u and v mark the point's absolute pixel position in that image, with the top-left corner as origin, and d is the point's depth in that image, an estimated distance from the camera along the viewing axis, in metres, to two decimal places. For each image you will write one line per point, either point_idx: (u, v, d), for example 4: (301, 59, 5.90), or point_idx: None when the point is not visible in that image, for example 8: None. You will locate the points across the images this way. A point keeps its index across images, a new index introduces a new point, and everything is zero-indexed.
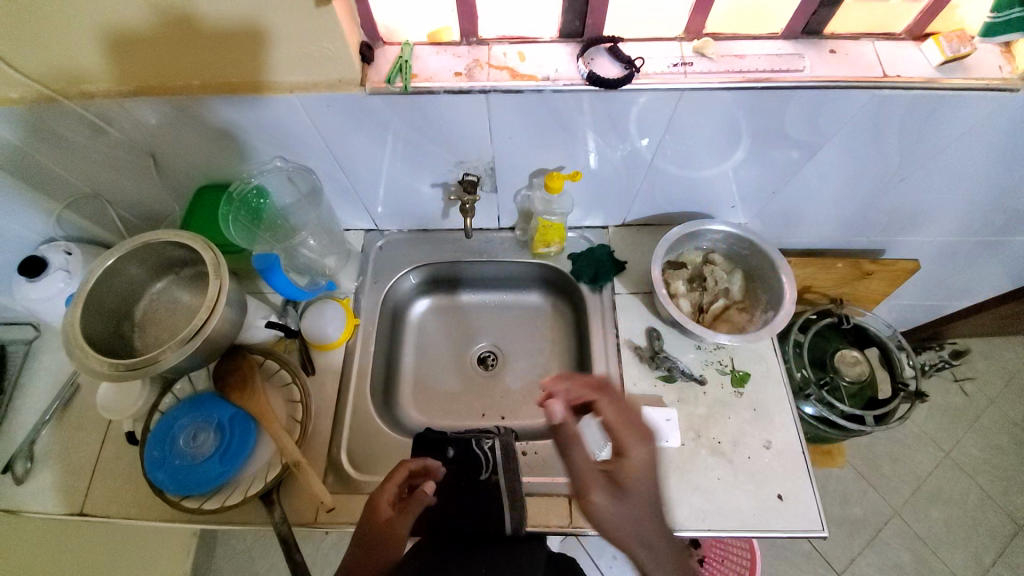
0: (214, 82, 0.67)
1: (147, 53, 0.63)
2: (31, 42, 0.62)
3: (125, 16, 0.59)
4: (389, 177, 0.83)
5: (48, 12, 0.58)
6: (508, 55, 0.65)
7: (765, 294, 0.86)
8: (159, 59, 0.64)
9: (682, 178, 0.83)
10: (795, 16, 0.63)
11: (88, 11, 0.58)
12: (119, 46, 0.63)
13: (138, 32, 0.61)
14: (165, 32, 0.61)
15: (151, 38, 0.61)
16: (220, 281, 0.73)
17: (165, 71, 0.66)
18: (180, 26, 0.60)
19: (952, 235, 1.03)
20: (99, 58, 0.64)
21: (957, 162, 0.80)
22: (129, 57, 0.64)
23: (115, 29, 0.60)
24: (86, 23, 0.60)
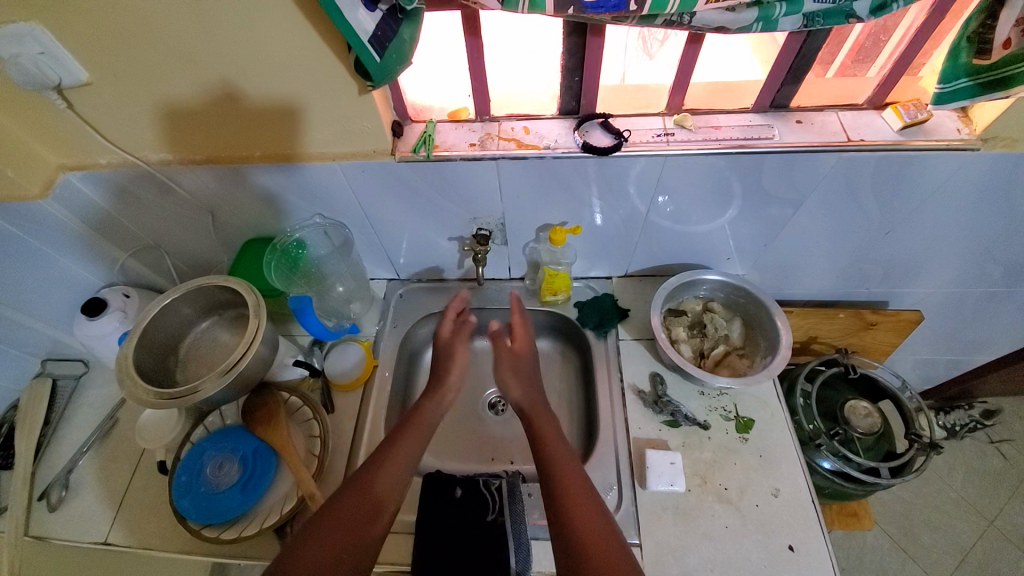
0: (262, 149, 0.79)
1: (209, 125, 0.76)
2: (122, 118, 0.75)
3: (199, 99, 0.72)
4: (411, 231, 0.93)
5: (140, 96, 0.72)
6: (515, 129, 0.76)
7: (764, 340, 0.89)
8: (220, 131, 0.77)
9: (676, 232, 0.91)
10: (762, 93, 0.72)
11: (170, 94, 0.71)
12: (189, 121, 0.76)
13: (207, 111, 0.74)
14: (228, 111, 0.74)
15: (216, 115, 0.74)
16: (259, 321, 0.81)
17: (222, 139, 0.78)
18: (239, 106, 0.72)
19: (952, 286, 1.06)
20: (171, 132, 0.77)
21: (941, 213, 0.84)
22: (195, 129, 0.77)
23: (188, 108, 0.74)
24: (166, 104, 0.73)
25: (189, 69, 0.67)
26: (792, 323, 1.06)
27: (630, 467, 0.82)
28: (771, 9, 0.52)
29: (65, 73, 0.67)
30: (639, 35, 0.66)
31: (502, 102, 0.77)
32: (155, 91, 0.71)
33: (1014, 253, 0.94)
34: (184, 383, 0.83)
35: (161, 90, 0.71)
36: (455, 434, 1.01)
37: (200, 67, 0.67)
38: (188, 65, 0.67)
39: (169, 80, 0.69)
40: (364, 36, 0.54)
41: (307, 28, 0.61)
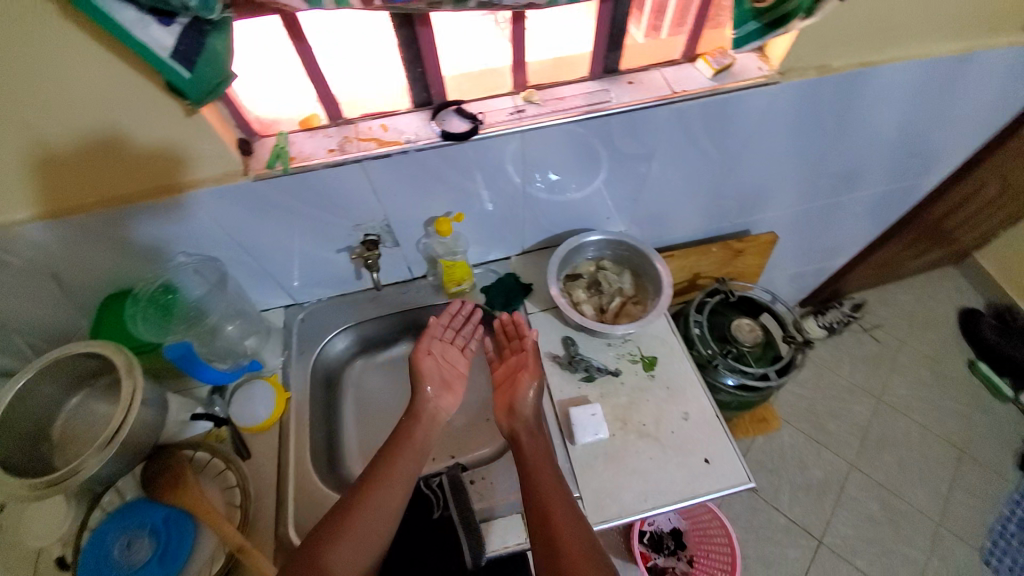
0: (130, 196, 0.73)
1: (61, 185, 0.69)
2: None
3: (34, 158, 0.65)
4: (294, 251, 0.90)
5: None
6: (372, 128, 0.75)
7: (652, 285, 0.98)
8: (75, 187, 0.70)
9: (555, 202, 0.96)
10: (592, 62, 0.79)
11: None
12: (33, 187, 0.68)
13: (47, 170, 0.67)
14: (71, 163, 0.67)
15: (60, 172, 0.67)
16: (134, 379, 0.74)
17: (76, 196, 0.71)
18: (81, 155, 0.66)
19: (797, 204, 1.22)
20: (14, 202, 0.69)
21: (769, 143, 0.97)
22: (45, 193, 0.69)
23: (24, 172, 0.66)
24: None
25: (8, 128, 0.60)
26: (677, 264, 1.17)
27: (559, 429, 0.87)
28: None
29: None
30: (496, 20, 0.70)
31: (354, 104, 0.76)
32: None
33: (833, 165, 1.11)
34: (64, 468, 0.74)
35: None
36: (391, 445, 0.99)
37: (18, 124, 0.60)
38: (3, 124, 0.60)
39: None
40: (164, 53, 0.52)
41: (106, 53, 0.56)
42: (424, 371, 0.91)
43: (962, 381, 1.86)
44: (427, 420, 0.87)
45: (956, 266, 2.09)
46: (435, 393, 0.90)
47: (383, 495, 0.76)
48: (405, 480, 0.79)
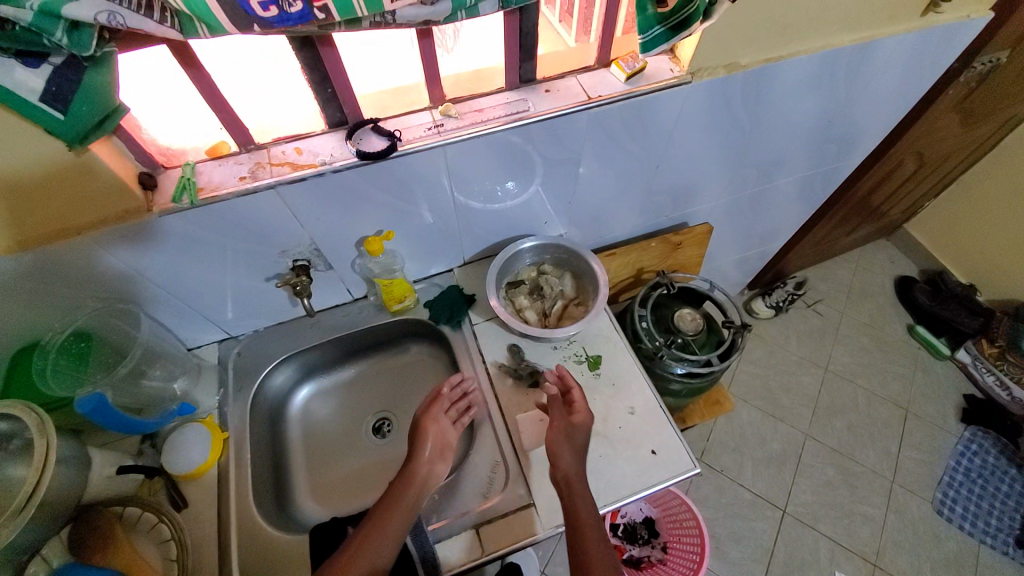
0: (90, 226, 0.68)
1: (11, 227, 0.65)
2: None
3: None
4: (220, 284, 0.86)
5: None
6: (286, 152, 0.73)
7: (591, 285, 0.99)
8: (27, 228, 0.66)
9: (489, 211, 0.96)
10: (508, 71, 0.79)
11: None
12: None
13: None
14: (10, 203, 0.62)
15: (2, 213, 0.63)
16: (47, 438, 0.69)
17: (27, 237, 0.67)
18: (17, 193, 0.61)
19: (728, 194, 1.27)
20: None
21: (691, 140, 1.01)
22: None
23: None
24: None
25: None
26: (619, 262, 1.19)
27: (508, 438, 0.87)
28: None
29: None
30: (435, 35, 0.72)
31: (265, 129, 0.74)
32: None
33: (757, 155, 1.16)
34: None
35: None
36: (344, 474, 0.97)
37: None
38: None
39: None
40: (34, 96, 0.49)
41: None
42: (428, 435, 0.82)
43: (898, 345, 1.98)
44: (423, 485, 0.77)
45: (885, 239, 2.23)
46: (432, 457, 0.80)
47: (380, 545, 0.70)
48: (391, 542, 0.70)
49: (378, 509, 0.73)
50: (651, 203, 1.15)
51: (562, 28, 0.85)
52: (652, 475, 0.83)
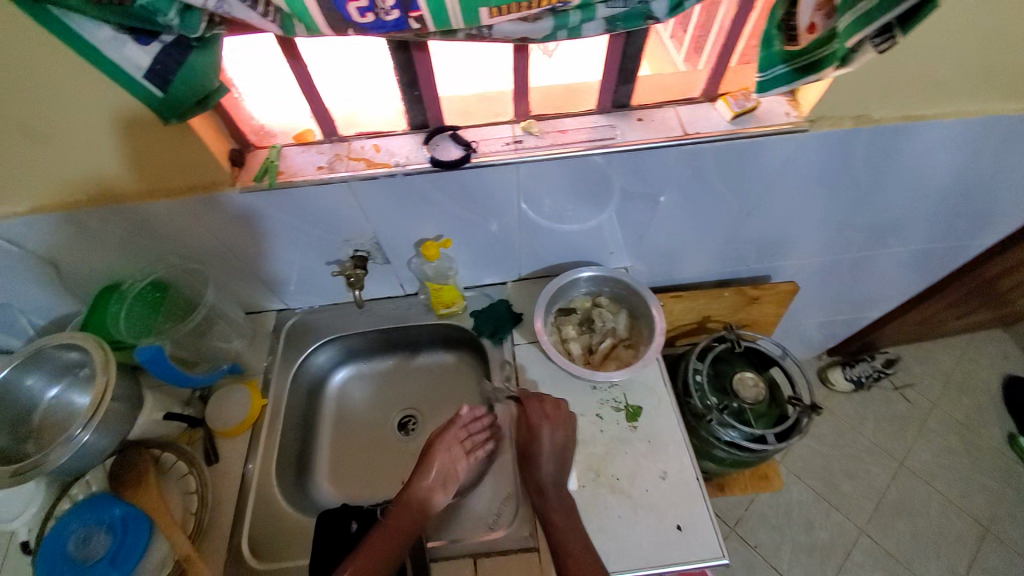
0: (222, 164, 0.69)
1: (157, 163, 0.69)
2: (65, 188, 0.72)
3: (125, 137, 0.65)
4: (284, 260, 0.89)
5: (66, 155, 0.67)
6: (364, 148, 0.73)
7: (647, 330, 0.91)
8: (170, 165, 0.69)
9: (554, 232, 0.91)
10: (601, 95, 0.73)
11: (102, 145, 0.66)
12: (139, 169, 0.70)
13: (139, 147, 0.67)
14: (151, 136, 0.65)
15: (149, 147, 0.67)
16: (107, 376, 0.75)
17: (171, 173, 0.70)
18: (155, 127, 0.64)
19: (825, 254, 1.13)
20: (126, 183, 0.72)
21: (793, 193, 0.91)
22: (147, 173, 0.70)
23: (125, 153, 0.67)
24: (103, 156, 0.68)
25: (86, 102, 0.60)
26: (683, 306, 1.11)
27: (525, 472, 0.83)
28: (564, 16, 0.51)
29: None
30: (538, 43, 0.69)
31: (349, 121, 0.74)
32: (82, 149, 0.66)
33: (868, 219, 1.02)
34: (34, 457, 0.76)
35: (79, 145, 0.66)
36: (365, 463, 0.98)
37: (93, 96, 0.60)
38: (81, 98, 0.60)
39: (86, 128, 0.63)
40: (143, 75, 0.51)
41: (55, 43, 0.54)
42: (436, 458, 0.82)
43: (1001, 456, 1.69)
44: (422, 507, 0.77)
45: (1010, 330, 1.91)
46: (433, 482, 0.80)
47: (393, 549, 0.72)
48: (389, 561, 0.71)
49: (377, 533, 0.73)
50: (732, 250, 1.05)
51: (671, 45, 0.78)
52: (671, 552, 0.76)
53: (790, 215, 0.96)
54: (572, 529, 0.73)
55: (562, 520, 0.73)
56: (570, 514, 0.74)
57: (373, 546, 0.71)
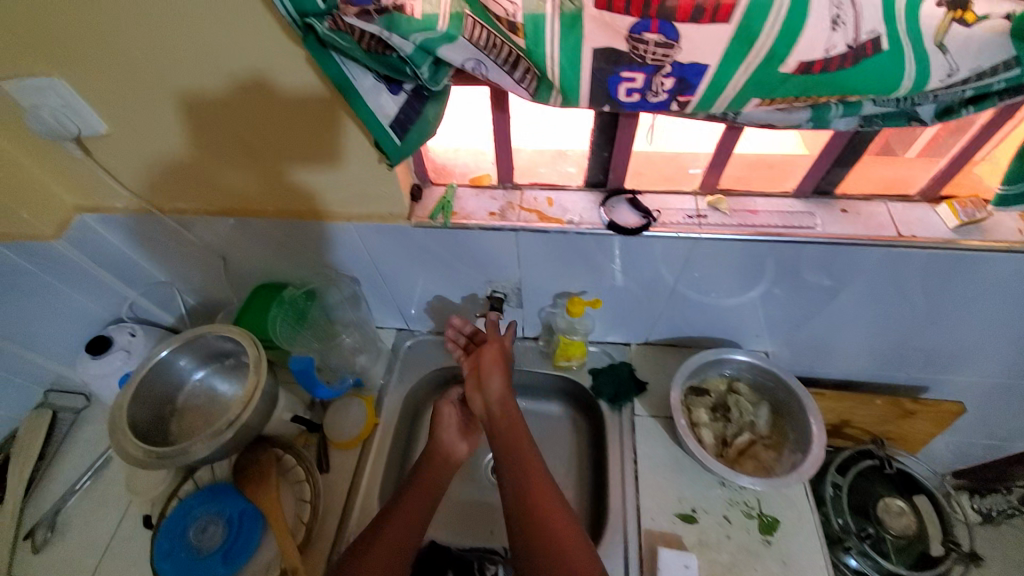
0: (283, 152, 0.69)
1: (220, 144, 0.69)
2: (138, 159, 0.73)
3: (190, 117, 0.66)
4: (423, 288, 0.90)
5: (139, 129, 0.68)
6: (538, 199, 0.73)
7: (794, 432, 0.82)
8: (232, 146, 0.69)
9: (703, 305, 0.85)
10: (807, 176, 0.67)
11: (172, 123, 0.67)
12: (204, 148, 0.70)
13: (203, 127, 0.67)
14: (219, 117, 0.65)
15: (211, 128, 0.67)
16: (259, 376, 0.78)
17: (233, 155, 0.70)
18: (220, 109, 0.64)
19: (1004, 377, 0.97)
20: (190, 160, 0.72)
21: (993, 311, 0.78)
22: (212, 153, 0.70)
23: (192, 133, 0.68)
24: (172, 132, 0.68)
25: (161, 78, 0.61)
26: (821, 404, 0.99)
27: (639, 563, 0.75)
28: (826, 109, 0.47)
29: (85, 125, 0.67)
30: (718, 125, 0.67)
31: (527, 170, 0.74)
32: (155, 125, 0.67)
33: None
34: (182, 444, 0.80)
35: (152, 120, 0.67)
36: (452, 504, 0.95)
37: (169, 74, 0.60)
38: (156, 75, 0.61)
39: (158, 104, 0.64)
40: (385, 122, 0.52)
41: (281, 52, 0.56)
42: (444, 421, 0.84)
43: None
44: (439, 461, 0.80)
45: None
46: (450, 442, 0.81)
47: (417, 504, 0.75)
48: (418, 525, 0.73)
49: (412, 490, 0.76)
50: (896, 355, 0.92)
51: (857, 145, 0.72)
52: None
53: (980, 331, 0.83)
54: (548, 510, 0.68)
55: (554, 501, 0.69)
56: (542, 492, 0.70)
57: (408, 503, 0.74)
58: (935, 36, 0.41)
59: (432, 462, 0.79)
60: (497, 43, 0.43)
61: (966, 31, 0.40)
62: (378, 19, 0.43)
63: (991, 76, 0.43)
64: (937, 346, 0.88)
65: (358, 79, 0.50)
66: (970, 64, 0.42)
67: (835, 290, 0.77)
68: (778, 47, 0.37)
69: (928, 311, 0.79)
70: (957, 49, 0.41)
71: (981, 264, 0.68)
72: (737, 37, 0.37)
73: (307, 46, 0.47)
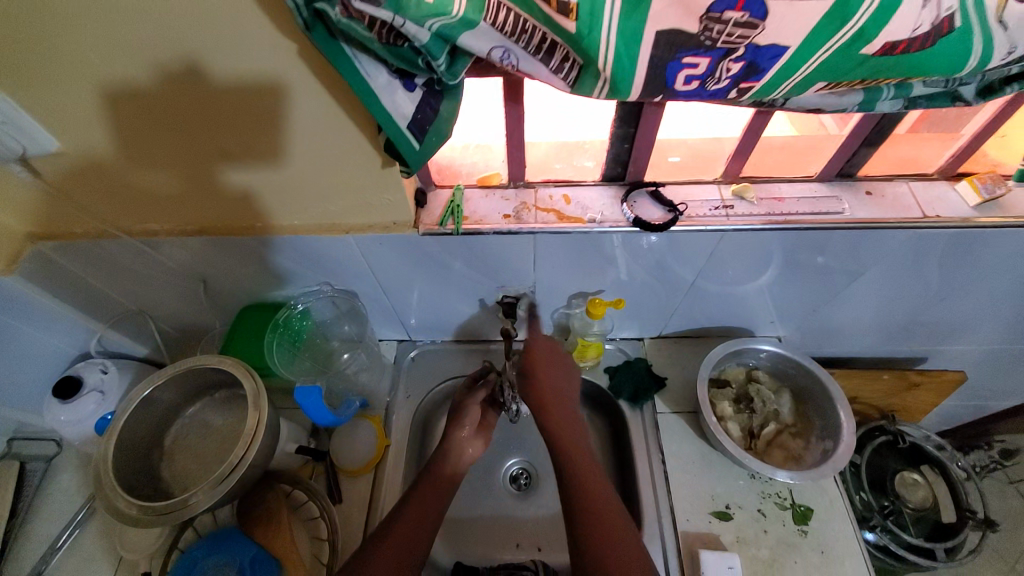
0: (234, 151, 0.60)
1: (144, 145, 0.59)
2: (44, 165, 0.62)
3: (105, 116, 0.56)
4: (428, 298, 0.84)
5: (41, 131, 0.58)
6: (554, 198, 0.68)
7: (820, 419, 0.81)
8: (160, 148, 0.60)
9: (722, 296, 0.82)
10: (834, 160, 0.65)
11: (81, 124, 0.57)
12: (126, 150, 0.60)
13: (123, 126, 0.57)
14: (141, 114, 0.55)
15: (133, 127, 0.57)
16: (260, 411, 0.70)
17: (162, 157, 0.61)
18: (141, 105, 0.54)
19: (1002, 345, 0.98)
20: (110, 164, 0.62)
21: (1003, 284, 0.79)
22: (137, 156, 0.61)
23: (109, 134, 0.58)
24: (83, 134, 0.58)
25: (62, 71, 0.51)
26: None
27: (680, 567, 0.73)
28: (877, 91, 0.45)
29: (32, 142, 0.58)
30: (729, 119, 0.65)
31: (542, 167, 0.69)
32: (59, 126, 0.57)
33: None
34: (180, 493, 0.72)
35: (55, 121, 0.56)
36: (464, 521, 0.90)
37: (70, 66, 0.50)
38: (56, 69, 0.51)
39: (62, 101, 0.54)
40: (402, 122, 0.46)
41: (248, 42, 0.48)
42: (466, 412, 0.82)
43: None
44: (456, 454, 0.76)
45: None
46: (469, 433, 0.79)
47: (435, 495, 0.70)
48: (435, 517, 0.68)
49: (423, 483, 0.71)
50: (905, 331, 0.93)
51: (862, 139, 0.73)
52: None
53: (987, 303, 0.84)
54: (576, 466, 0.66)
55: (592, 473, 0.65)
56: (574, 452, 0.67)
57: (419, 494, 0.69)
58: (995, 11, 0.37)
59: (449, 455, 0.75)
60: (529, 28, 0.38)
61: None
62: (387, 1, 0.36)
63: None
64: (944, 320, 0.89)
65: (371, 75, 0.44)
66: None
67: (856, 273, 0.75)
68: (870, 27, 0.33)
69: (941, 287, 0.79)
70: (1016, 26, 0.38)
71: (1000, 239, 0.68)
72: (828, 14, 0.32)
73: (316, 35, 0.40)
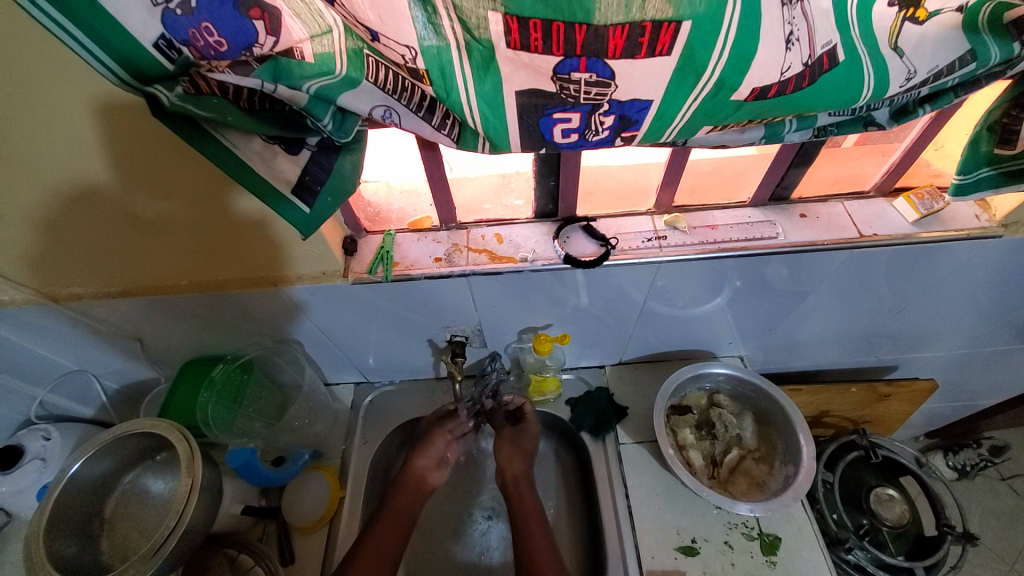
0: (220, 188, 0.55)
1: (152, 171, 0.53)
2: (21, 196, 0.54)
3: (107, 137, 0.49)
4: (376, 342, 0.82)
5: (24, 162, 0.51)
6: (486, 238, 0.67)
7: (782, 442, 0.79)
8: (167, 174, 0.53)
9: (675, 320, 0.81)
10: (761, 187, 0.66)
11: (81, 147, 0.50)
12: (127, 177, 0.54)
13: (125, 149, 0.51)
14: (148, 135, 0.49)
15: (133, 149, 0.51)
16: (192, 478, 0.67)
17: (174, 187, 0.55)
18: (147, 127, 0.49)
19: (967, 349, 0.96)
20: (112, 195, 0.56)
21: (956, 292, 0.78)
22: (138, 184, 0.54)
23: (112, 159, 0.52)
24: (79, 157, 0.51)
25: (60, 88, 0.45)
26: (801, 399, 0.94)
27: None
28: (779, 125, 0.43)
29: None
30: (623, 154, 0.64)
31: (470, 208, 0.69)
32: (51, 148, 0.50)
33: None
34: (120, 566, 0.68)
35: (51, 148, 0.50)
36: (422, 561, 0.86)
37: (66, 80, 0.45)
38: (61, 78, 0.44)
39: (56, 119, 0.47)
40: (287, 188, 0.44)
41: None
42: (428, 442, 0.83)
43: None
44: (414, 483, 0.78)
45: None
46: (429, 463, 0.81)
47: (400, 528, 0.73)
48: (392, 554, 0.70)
49: (398, 493, 0.76)
50: (866, 342, 0.91)
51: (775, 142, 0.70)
52: None
53: (944, 312, 0.83)
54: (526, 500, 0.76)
55: (531, 522, 0.73)
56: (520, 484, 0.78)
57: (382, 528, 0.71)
58: (889, 39, 0.37)
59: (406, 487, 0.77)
60: (409, 86, 0.37)
61: (918, 31, 0.37)
62: (260, 70, 0.33)
63: (947, 74, 0.39)
64: (902, 330, 0.88)
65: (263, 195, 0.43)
66: (928, 66, 0.38)
67: (809, 289, 0.74)
68: (727, 76, 0.35)
69: (892, 300, 0.78)
70: (914, 51, 0.37)
71: (943, 249, 0.67)
72: (678, 69, 0.34)
73: (158, 110, 0.36)
